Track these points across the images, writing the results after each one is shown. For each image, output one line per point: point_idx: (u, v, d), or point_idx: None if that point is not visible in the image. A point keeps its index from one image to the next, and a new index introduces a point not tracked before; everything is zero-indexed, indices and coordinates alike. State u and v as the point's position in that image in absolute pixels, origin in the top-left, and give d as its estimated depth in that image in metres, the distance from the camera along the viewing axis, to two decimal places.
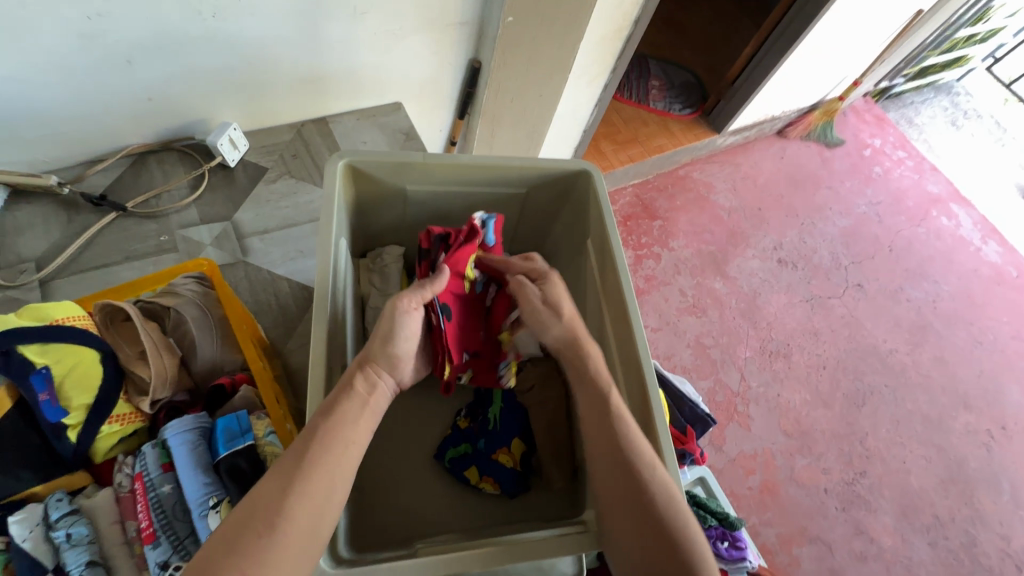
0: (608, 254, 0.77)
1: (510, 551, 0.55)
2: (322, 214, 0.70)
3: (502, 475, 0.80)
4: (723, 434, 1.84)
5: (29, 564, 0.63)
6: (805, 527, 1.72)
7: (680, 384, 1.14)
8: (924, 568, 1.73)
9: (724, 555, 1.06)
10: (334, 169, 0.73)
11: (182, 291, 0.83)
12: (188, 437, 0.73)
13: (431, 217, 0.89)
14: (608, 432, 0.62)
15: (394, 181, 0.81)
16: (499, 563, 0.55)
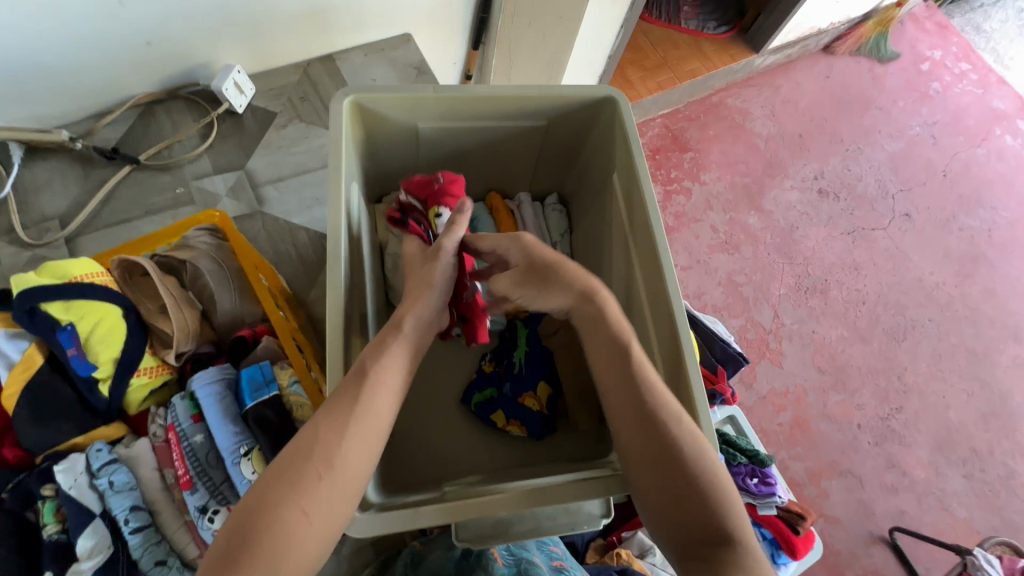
0: (636, 191, 0.72)
1: (532, 496, 0.55)
2: (329, 156, 0.66)
3: (530, 417, 0.80)
4: (754, 372, 1.82)
5: (77, 509, 0.67)
6: (836, 461, 1.72)
7: (711, 324, 1.10)
8: (957, 499, 1.72)
9: (754, 491, 1.07)
10: (339, 107, 0.68)
11: (196, 244, 0.83)
12: (215, 388, 0.74)
13: (447, 157, 0.84)
14: (622, 380, 0.61)
15: (405, 118, 0.75)
16: (521, 507, 0.55)
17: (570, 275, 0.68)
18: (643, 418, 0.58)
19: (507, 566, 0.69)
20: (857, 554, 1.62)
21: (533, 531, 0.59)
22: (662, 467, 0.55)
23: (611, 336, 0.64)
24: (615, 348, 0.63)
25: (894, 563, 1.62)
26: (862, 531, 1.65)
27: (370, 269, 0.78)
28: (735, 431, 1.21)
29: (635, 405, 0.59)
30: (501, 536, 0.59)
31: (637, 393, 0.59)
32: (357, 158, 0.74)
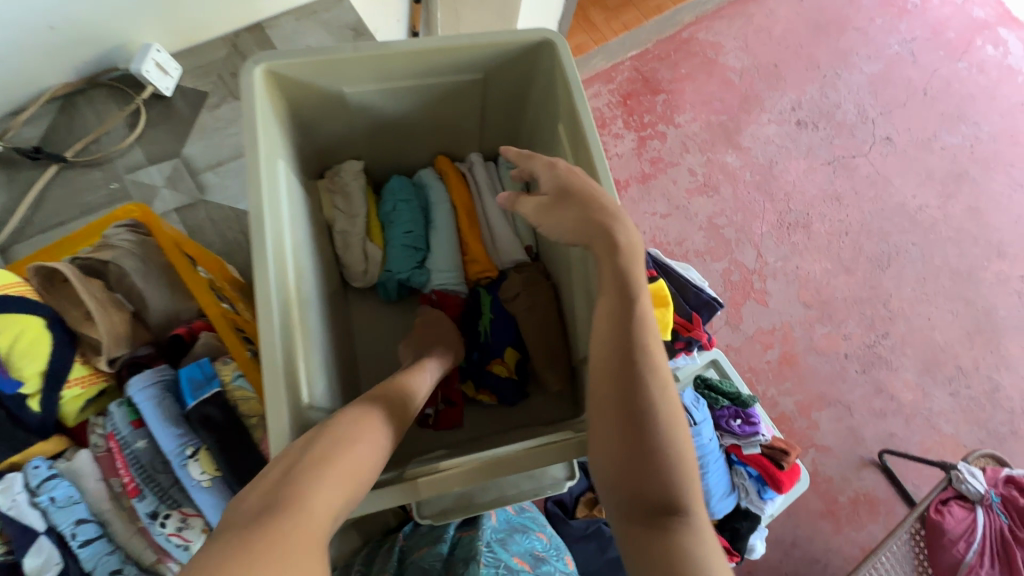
0: (581, 142, 0.68)
1: (485, 470, 0.54)
2: (245, 132, 0.61)
3: (497, 384, 0.78)
4: (739, 313, 1.81)
5: (21, 528, 0.68)
6: (824, 393, 1.75)
7: (685, 271, 1.08)
8: (944, 417, 1.76)
9: (737, 432, 1.10)
10: (251, 78, 0.63)
11: (117, 242, 0.79)
12: (153, 391, 0.73)
13: (385, 123, 0.79)
14: (620, 331, 0.56)
15: (330, 85, 0.70)
16: (476, 481, 0.54)
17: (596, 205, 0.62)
18: (626, 373, 0.54)
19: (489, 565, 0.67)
20: (848, 479, 1.67)
21: (497, 499, 0.59)
22: (632, 427, 0.52)
23: (617, 280, 0.58)
24: (616, 297, 0.57)
25: (884, 483, 1.67)
26: (852, 456, 1.69)
27: (316, 251, 0.74)
28: (718, 375, 1.23)
29: (620, 360, 0.55)
30: (462, 509, 0.60)
31: (626, 347, 0.55)
32: (283, 132, 0.69)
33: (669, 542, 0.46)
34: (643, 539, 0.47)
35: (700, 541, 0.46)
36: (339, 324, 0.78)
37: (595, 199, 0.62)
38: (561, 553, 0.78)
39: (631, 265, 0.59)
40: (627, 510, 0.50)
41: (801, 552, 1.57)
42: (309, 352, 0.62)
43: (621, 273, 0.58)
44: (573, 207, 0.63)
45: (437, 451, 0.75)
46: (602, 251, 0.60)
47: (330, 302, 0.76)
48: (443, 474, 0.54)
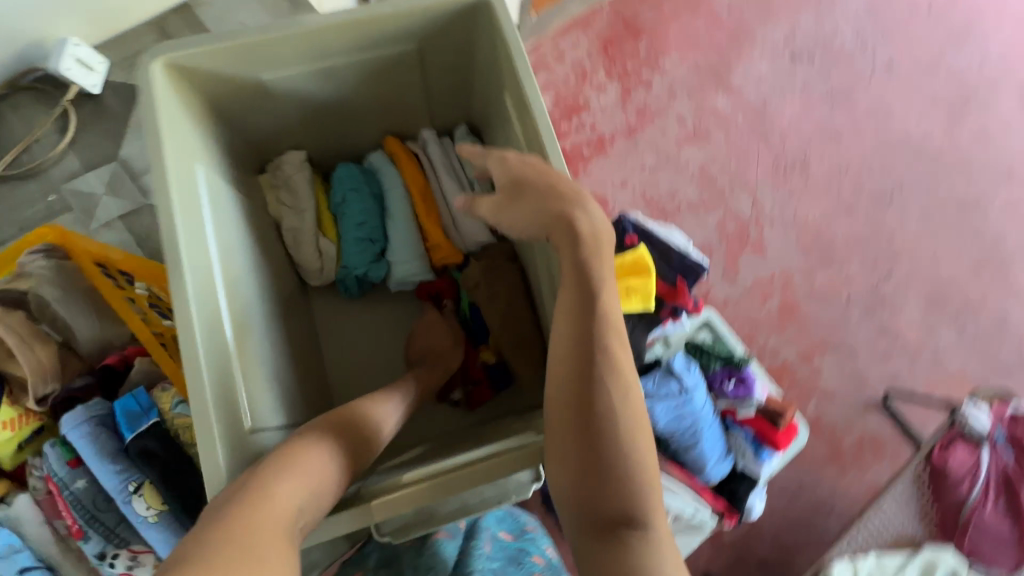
0: (529, 119, 0.63)
1: (443, 484, 0.52)
2: (149, 135, 0.56)
3: (494, 369, 0.78)
4: (737, 264, 1.75)
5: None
6: (826, 338, 1.71)
7: (669, 234, 1.02)
8: (951, 353, 1.72)
9: (731, 394, 1.08)
10: (150, 74, 0.57)
11: (32, 272, 0.89)
12: (85, 430, 0.84)
13: (320, 107, 0.73)
14: (580, 328, 0.53)
15: (246, 72, 0.65)
16: (434, 497, 0.51)
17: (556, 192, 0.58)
18: (582, 375, 0.51)
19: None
20: (853, 423, 1.65)
21: (461, 509, 0.58)
22: (588, 432, 0.49)
23: (577, 274, 0.55)
24: (576, 290, 0.54)
25: (889, 425, 1.65)
26: (856, 400, 1.67)
27: (258, 255, 0.70)
28: (712, 336, 1.19)
29: (578, 362, 0.52)
30: (425, 523, 0.57)
31: (585, 346, 0.52)
32: (202, 130, 0.64)
33: (619, 557, 0.44)
34: (597, 551, 0.46)
35: (655, 554, 0.45)
36: (295, 327, 0.75)
37: (555, 187, 0.58)
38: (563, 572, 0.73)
39: (590, 258, 0.55)
40: (579, 520, 0.48)
41: (807, 498, 1.58)
42: (248, 370, 0.59)
43: (581, 267, 0.55)
44: (526, 200, 0.60)
45: (407, 451, 0.73)
46: (561, 240, 0.57)
47: (282, 307, 0.72)
48: (393, 495, 0.51)
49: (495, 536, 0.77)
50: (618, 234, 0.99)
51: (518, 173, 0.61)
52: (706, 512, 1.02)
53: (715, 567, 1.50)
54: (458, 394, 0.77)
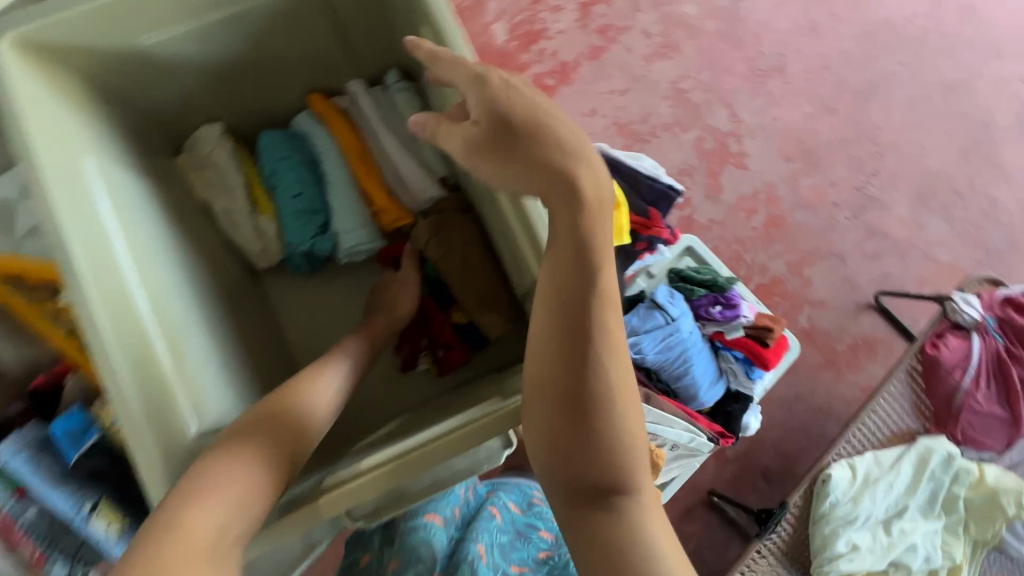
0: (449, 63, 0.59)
1: (401, 468, 0.51)
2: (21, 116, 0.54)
3: (464, 330, 0.75)
4: (719, 183, 1.68)
5: None
6: (815, 248, 1.68)
7: (636, 162, 0.97)
8: (941, 245, 1.69)
9: (718, 318, 1.05)
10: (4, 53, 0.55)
11: None
12: (28, 457, 0.84)
13: (216, 70, 0.71)
14: (572, 299, 0.50)
15: (121, 40, 0.63)
16: (393, 480, 0.51)
17: (548, 149, 0.50)
18: (570, 351, 0.49)
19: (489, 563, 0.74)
20: (846, 327, 1.65)
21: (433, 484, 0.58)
22: (576, 408, 0.49)
23: (572, 240, 0.50)
24: (571, 259, 0.50)
25: (882, 324, 1.66)
26: (848, 304, 1.66)
27: (183, 246, 0.67)
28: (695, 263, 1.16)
29: (569, 336, 0.50)
30: (398, 501, 0.59)
31: (576, 322, 0.50)
32: (89, 110, 0.63)
33: (609, 527, 0.47)
34: (584, 517, 0.49)
35: (639, 519, 0.48)
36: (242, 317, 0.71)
37: (546, 142, 0.51)
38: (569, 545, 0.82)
39: (591, 225, 0.50)
40: (569, 493, 0.50)
41: (805, 406, 1.60)
42: (188, 358, 0.59)
43: (578, 234, 0.50)
44: (512, 157, 0.52)
45: (383, 428, 0.71)
46: (559, 207, 0.51)
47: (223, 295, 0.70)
48: (353, 484, 0.51)
49: (507, 506, 0.84)
50: None
51: (500, 120, 0.52)
52: (703, 438, 1.01)
53: (721, 482, 1.55)
54: (423, 361, 0.77)
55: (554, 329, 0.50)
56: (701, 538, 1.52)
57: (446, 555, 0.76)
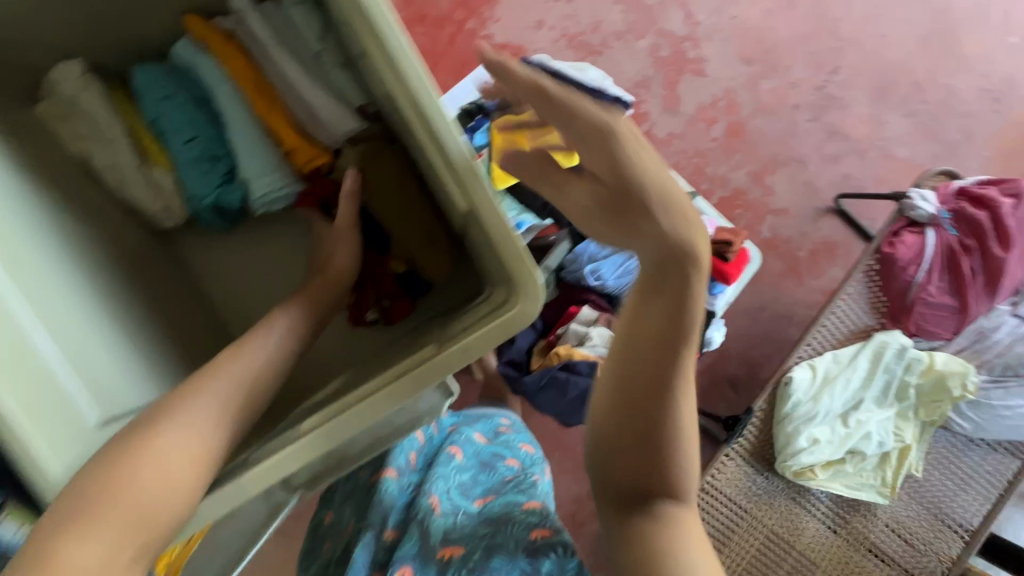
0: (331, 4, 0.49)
1: (327, 435, 0.48)
2: None
3: (408, 278, 0.70)
4: (677, 93, 1.60)
5: None
6: (776, 154, 1.64)
7: (580, 73, 0.91)
8: (900, 141, 1.68)
9: None
10: None
11: None
12: None
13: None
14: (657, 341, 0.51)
15: None
16: (322, 447, 0.48)
17: (661, 214, 0.49)
18: (651, 386, 0.52)
19: (443, 514, 0.70)
20: (807, 233, 1.65)
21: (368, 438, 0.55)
22: (642, 437, 0.52)
23: (666, 293, 0.51)
24: (666, 307, 0.51)
25: (842, 227, 1.66)
26: (809, 210, 1.66)
27: (51, 216, 0.60)
28: None
29: (649, 375, 0.52)
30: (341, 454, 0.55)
31: (659, 364, 0.51)
32: None
33: (647, 540, 0.50)
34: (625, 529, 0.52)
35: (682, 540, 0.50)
36: None
37: (657, 202, 0.49)
38: (540, 463, 0.87)
39: (695, 290, 0.50)
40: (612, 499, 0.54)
41: (769, 314, 1.63)
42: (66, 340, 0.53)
43: (679, 291, 0.50)
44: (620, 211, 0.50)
45: (327, 387, 0.66)
46: (664, 268, 0.50)
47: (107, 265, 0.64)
48: (279, 455, 0.48)
49: (470, 441, 0.85)
50: None
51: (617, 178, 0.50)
52: None
53: None
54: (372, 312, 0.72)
55: (631, 362, 0.52)
56: None
57: (405, 502, 0.75)
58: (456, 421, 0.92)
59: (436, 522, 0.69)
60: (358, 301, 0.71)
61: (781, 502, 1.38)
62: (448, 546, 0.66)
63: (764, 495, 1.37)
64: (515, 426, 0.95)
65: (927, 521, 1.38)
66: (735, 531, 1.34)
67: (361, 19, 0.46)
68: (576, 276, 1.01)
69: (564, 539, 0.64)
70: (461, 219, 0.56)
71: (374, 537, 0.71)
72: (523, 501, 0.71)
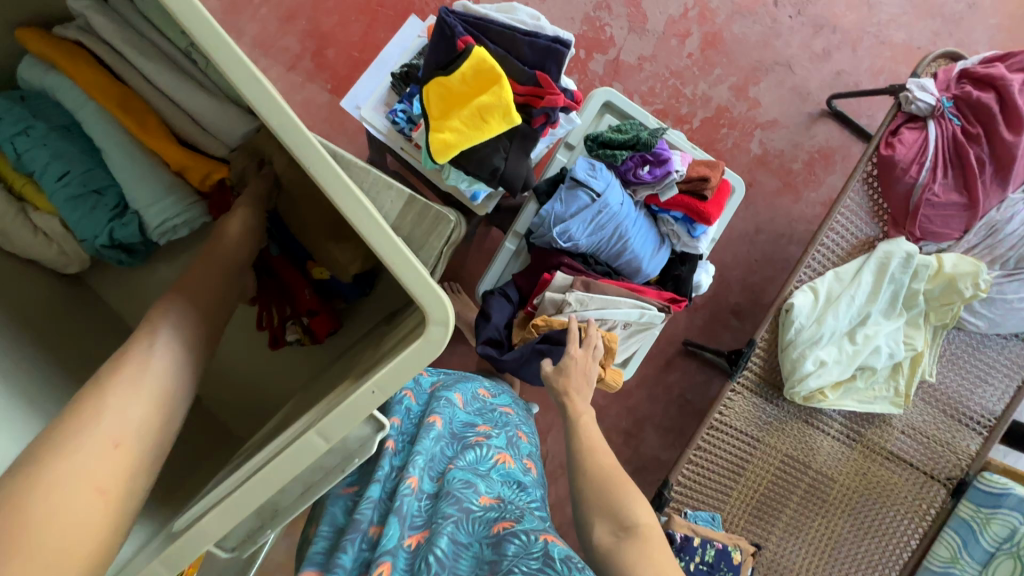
0: None
1: (258, 485, 0.36)
2: None
3: (334, 285, 0.62)
4: (642, 9, 1.45)
5: None
6: (760, 60, 1.50)
7: (511, 14, 0.78)
8: (895, 25, 1.53)
9: (648, 180, 0.93)
10: None
11: None
12: None
13: None
14: (584, 434, 0.74)
15: None
16: (249, 507, 0.36)
17: (579, 376, 0.83)
18: (586, 450, 0.71)
19: (420, 494, 0.63)
20: (800, 143, 1.53)
21: (305, 494, 0.43)
22: (601, 485, 0.65)
23: (575, 412, 0.78)
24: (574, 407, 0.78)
25: (838, 129, 1.54)
26: (800, 117, 1.53)
27: None
28: (618, 119, 1.00)
29: (589, 459, 0.70)
30: (272, 524, 0.44)
31: (585, 441, 0.73)
32: None
33: (627, 554, 0.57)
34: (616, 552, 0.58)
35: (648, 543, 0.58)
36: (70, 336, 0.57)
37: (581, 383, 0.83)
38: (514, 428, 0.81)
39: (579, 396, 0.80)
40: (601, 535, 0.61)
41: (767, 236, 1.55)
42: None
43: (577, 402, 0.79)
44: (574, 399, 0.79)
45: (270, 423, 0.60)
46: (574, 390, 0.81)
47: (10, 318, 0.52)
48: (200, 521, 0.36)
49: (451, 407, 0.76)
50: (447, 37, 0.74)
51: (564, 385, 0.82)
52: (653, 311, 0.93)
53: (693, 331, 1.55)
54: (297, 332, 0.62)
55: (576, 449, 0.72)
56: (682, 384, 1.55)
57: (386, 490, 0.65)
58: (437, 380, 0.84)
59: (412, 501, 0.61)
60: (273, 322, 0.61)
61: (793, 425, 1.36)
62: (415, 533, 0.60)
63: (775, 421, 1.35)
64: (493, 388, 0.90)
65: (943, 422, 1.36)
66: (749, 461, 1.33)
67: None
68: (545, 240, 0.93)
69: (527, 526, 0.59)
70: None
71: (356, 534, 0.59)
72: (481, 493, 0.63)
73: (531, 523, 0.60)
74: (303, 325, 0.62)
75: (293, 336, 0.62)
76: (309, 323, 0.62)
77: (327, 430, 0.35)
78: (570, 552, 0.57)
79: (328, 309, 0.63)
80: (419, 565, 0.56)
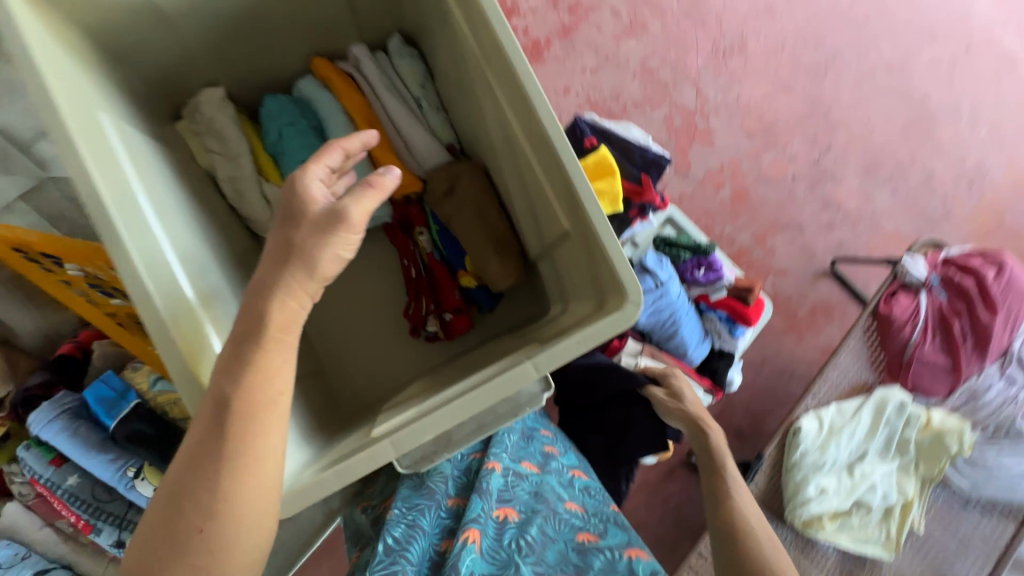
0: (497, 51, 0.58)
1: (474, 399, 0.50)
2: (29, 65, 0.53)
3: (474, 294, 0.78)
4: (687, 158, 1.74)
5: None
6: (777, 219, 1.79)
7: (627, 132, 1.01)
8: (887, 214, 1.86)
9: (702, 281, 1.10)
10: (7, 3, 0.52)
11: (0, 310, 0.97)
12: (65, 422, 0.89)
13: (213, 43, 0.73)
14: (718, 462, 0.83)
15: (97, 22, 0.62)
16: (465, 414, 0.50)
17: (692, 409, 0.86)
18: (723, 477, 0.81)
19: (502, 475, 0.67)
20: (805, 293, 1.77)
21: (479, 430, 0.59)
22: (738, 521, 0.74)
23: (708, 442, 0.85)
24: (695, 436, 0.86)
25: (837, 289, 1.79)
26: (807, 272, 1.78)
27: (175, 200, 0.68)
28: (676, 232, 1.20)
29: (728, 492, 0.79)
30: (446, 449, 0.59)
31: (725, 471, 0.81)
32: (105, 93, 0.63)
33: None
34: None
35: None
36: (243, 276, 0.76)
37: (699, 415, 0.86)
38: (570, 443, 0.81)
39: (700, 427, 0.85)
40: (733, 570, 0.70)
41: (771, 368, 1.71)
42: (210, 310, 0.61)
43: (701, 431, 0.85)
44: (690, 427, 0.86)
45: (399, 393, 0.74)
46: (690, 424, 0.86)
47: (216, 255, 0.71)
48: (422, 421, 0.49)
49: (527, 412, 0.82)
50: (577, 137, 0.96)
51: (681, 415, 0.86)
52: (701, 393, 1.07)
53: None
54: (434, 325, 0.77)
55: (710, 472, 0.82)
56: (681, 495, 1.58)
57: (462, 467, 0.71)
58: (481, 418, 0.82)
59: (495, 480, 0.66)
60: (419, 315, 0.77)
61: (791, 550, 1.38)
62: (502, 506, 0.64)
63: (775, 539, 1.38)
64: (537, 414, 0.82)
65: None
66: None
67: (516, 82, 0.57)
68: None
69: (612, 542, 0.64)
70: (549, 240, 0.66)
71: (435, 501, 0.64)
72: (568, 499, 0.68)
73: (616, 538, 0.64)
74: (443, 320, 0.77)
75: (431, 329, 0.77)
76: (448, 319, 0.77)
77: (540, 363, 0.51)
78: (654, 569, 0.61)
79: (464, 313, 0.78)
80: (509, 542, 0.61)
